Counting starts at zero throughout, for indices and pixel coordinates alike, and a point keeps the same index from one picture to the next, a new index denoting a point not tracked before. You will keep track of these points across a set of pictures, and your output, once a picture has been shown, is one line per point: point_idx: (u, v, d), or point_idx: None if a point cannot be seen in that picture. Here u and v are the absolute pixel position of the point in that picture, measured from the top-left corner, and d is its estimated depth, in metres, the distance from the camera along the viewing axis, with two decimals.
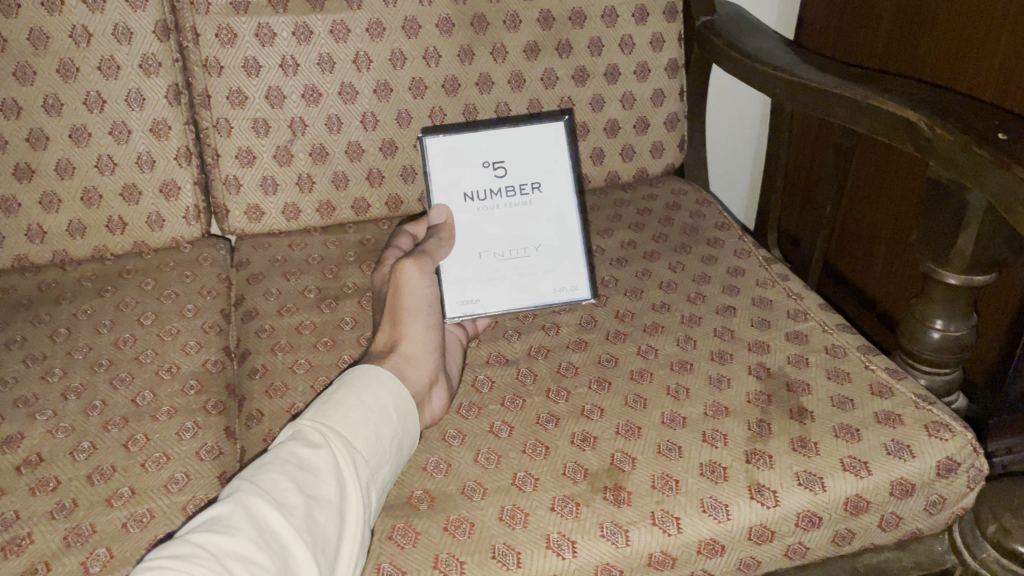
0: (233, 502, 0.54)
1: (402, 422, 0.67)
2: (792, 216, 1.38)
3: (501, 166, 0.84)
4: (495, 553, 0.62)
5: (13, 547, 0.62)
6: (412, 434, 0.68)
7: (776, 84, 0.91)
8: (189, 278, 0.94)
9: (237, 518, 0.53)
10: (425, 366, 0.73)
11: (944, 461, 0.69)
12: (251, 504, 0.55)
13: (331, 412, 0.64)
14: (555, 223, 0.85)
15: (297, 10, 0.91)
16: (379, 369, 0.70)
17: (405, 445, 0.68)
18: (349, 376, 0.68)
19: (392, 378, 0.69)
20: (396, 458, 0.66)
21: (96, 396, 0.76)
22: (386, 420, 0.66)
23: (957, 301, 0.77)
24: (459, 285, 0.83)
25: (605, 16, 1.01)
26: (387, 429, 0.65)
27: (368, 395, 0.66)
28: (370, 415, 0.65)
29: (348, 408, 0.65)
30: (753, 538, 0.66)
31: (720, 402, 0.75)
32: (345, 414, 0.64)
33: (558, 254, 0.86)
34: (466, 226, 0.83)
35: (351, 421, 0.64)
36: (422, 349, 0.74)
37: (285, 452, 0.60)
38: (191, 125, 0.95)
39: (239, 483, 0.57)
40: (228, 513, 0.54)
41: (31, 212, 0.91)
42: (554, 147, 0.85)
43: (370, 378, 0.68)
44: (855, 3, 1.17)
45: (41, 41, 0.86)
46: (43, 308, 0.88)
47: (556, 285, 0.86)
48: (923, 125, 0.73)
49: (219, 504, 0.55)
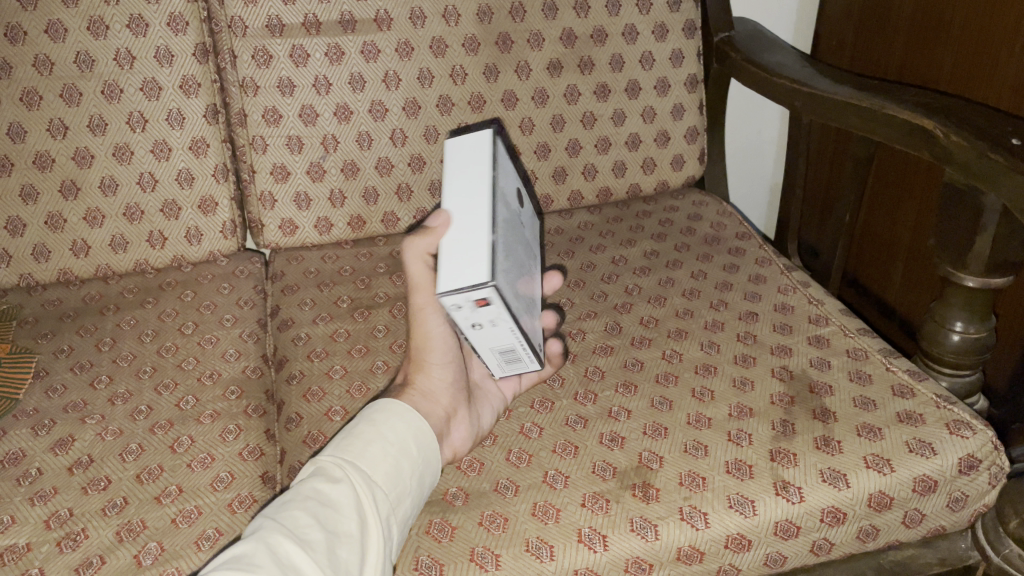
0: (255, 539, 0.54)
1: (423, 455, 0.67)
2: (812, 226, 1.41)
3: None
4: (529, 546, 0.64)
5: (69, 541, 0.65)
6: (434, 466, 0.68)
7: (796, 97, 0.94)
8: (227, 289, 0.97)
9: (261, 555, 0.53)
10: (439, 401, 0.71)
11: (966, 458, 0.71)
12: (274, 541, 0.55)
13: (349, 448, 0.65)
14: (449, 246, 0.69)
15: (330, 32, 0.95)
16: (394, 413, 0.68)
17: (428, 477, 0.67)
18: (367, 411, 0.69)
19: (401, 421, 0.68)
20: (418, 490, 0.66)
21: (142, 402, 0.80)
22: (406, 453, 0.66)
23: (976, 304, 0.79)
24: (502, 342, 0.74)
25: (626, 33, 1.04)
26: (406, 462, 0.66)
27: (387, 429, 0.67)
28: (389, 449, 0.65)
29: (367, 443, 0.65)
30: (779, 533, 0.68)
31: (744, 403, 0.77)
32: (364, 449, 0.65)
33: None
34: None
35: (371, 456, 0.64)
36: (435, 383, 0.72)
37: (307, 489, 0.60)
38: (228, 143, 0.99)
39: (261, 521, 0.58)
40: (251, 550, 0.54)
41: (75, 227, 0.95)
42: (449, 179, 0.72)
43: (390, 412, 0.68)
44: (869, 19, 1.20)
45: (87, 64, 0.90)
46: (89, 319, 0.92)
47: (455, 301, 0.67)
48: (939, 133, 0.76)
49: (243, 541, 0.56)
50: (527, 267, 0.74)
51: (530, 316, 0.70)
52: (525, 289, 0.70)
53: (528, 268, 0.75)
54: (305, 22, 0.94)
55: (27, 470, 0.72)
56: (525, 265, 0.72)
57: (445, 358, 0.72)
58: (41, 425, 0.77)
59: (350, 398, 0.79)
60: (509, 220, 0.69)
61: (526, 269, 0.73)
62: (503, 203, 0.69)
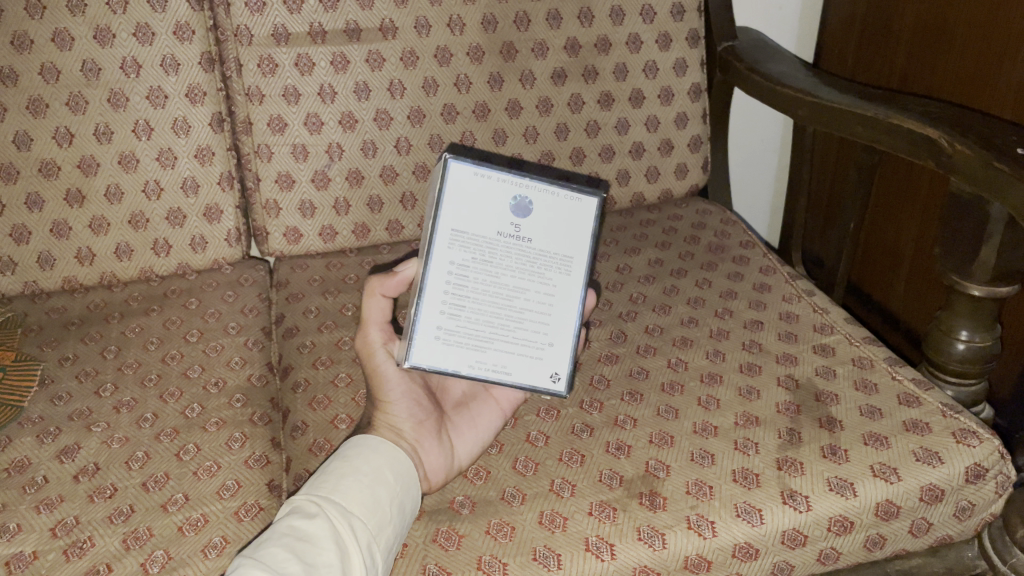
0: None
1: (401, 482, 0.66)
2: (816, 234, 1.41)
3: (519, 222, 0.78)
4: (537, 555, 0.64)
5: (75, 549, 0.65)
6: (414, 493, 0.67)
7: (800, 106, 0.94)
8: (232, 297, 0.97)
9: None
10: (403, 433, 0.72)
11: (973, 467, 0.71)
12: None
13: (323, 485, 0.65)
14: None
15: (335, 41, 0.95)
16: (364, 446, 0.68)
17: (409, 504, 0.66)
18: (342, 450, 0.69)
19: (374, 454, 0.68)
20: (401, 518, 0.65)
21: (147, 409, 0.79)
22: (382, 481, 0.65)
23: (981, 313, 0.79)
24: None
25: (630, 43, 1.05)
26: (383, 489, 0.65)
27: (360, 462, 0.67)
28: (364, 480, 0.65)
29: (340, 478, 0.65)
30: (787, 542, 0.68)
31: (751, 412, 0.77)
32: (337, 483, 0.64)
33: None
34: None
35: (345, 489, 0.64)
36: (398, 417, 0.73)
37: (283, 527, 0.60)
38: (233, 151, 0.99)
39: (239, 561, 0.57)
40: None
41: (81, 235, 0.95)
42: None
43: (362, 447, 0.68)
44: (871, 29, 1.21)
45: (93, 73, 0.90)
46: (94, 327, 0.92)
47: None
48: (944, 142, 0.76)
49: None
50: (544, 286, 0.76)
51: (527, 351, 0.75)
52: (508, 328, 0.75)
53: (553, 284, 0.76)
54: (310, 31, 0.94)
55: (33, 478, 0.72)
56: (528, 291, 0.75)
57: (399, 393, 0.73)
58: (46, 433, 0.77)
59: (356, 406, 0.79)
60: (476, 258, 0.74)
61: (536, 293, 0.75)
62: (462, 244, 0.74)
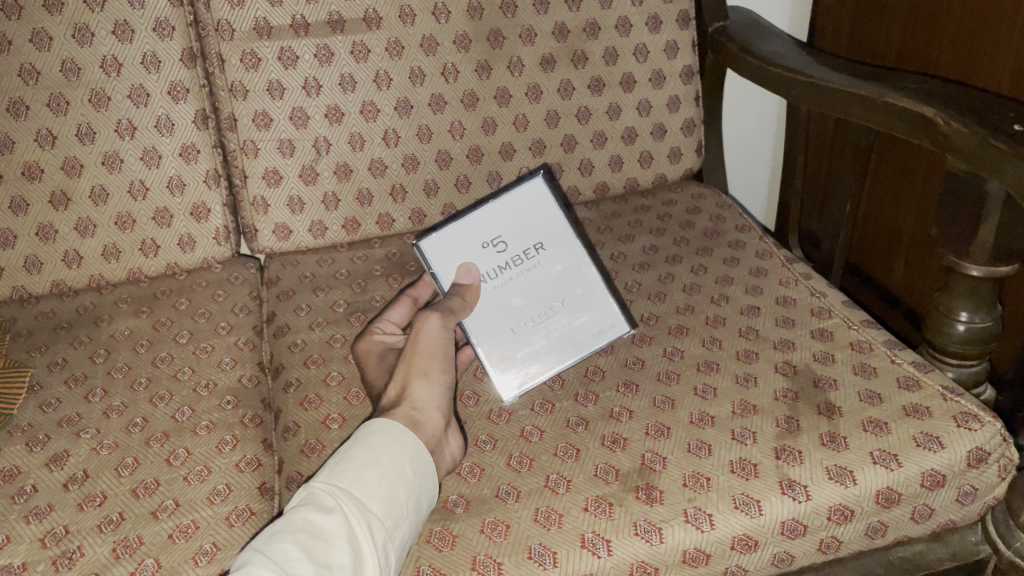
0: None
1: (419, 477, 0.64)
2: (812, 215, 1.39)
3: (505, 241, 0.82)
4: (531, 554, 0.63)
5: (65, 560, 0.64)
6: (431, 489, 0.65)
7: (793, 87, 0.92)
8: (222, 295, 0.96)
9: None
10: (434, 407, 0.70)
11: (974, 451, 0.70)
12: None
13: (344, 473, 0.61)
14: (569, 268, 0.83)
15: (319, 33, 0.93)
16: (390, 429, 0.66)
17: (425, 499, 0.65)
18: (364, 431, 0.65)
19: (402, 442, 0.65)
20: (415, 515, 0.63)
21: (138, 414, 0.79)
22: (402, 478, 0.63)
23: (982, 292, 0.77)
24: (508, 365, 0.79)
25: (619, 26, 1.03)
26: (402, 487, 0.62)
27: (383, 453, 0.63)
28: (386, 474, 0.62)
29: (362, 468, 0.62)
30: (786, 532, 0.67)
31: (748, 400, 0.75)
32: (358, 474, 0.61)
33: (586, 299, 0.83)
34: (516, 293, 0.82)
35: (365, 483, 0.61)
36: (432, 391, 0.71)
37: (297, 519, 0.57)
38: (219, 148, 0.98)
39: (248, 554, 0.55)
40: None
41: (68, 238, 0.94)
42: (539, 212, 0.83)
43: (387, 433, 0.65)
44: (865, 6, 1.18)
45: (73, 72, 0.88)
46: (83, 330, 0.91)
47: (596, 328, 0.82)
48: (940, 121, 0.74)
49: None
50: None
51: None
52: None
53: None
54: (293, 24, 0.93)
55: (22, 488, 0.71)
56: None
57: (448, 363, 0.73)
58: (35, 441, 0.76)
59: (348, 405, 0.78)
60: None
61: None
62: None
